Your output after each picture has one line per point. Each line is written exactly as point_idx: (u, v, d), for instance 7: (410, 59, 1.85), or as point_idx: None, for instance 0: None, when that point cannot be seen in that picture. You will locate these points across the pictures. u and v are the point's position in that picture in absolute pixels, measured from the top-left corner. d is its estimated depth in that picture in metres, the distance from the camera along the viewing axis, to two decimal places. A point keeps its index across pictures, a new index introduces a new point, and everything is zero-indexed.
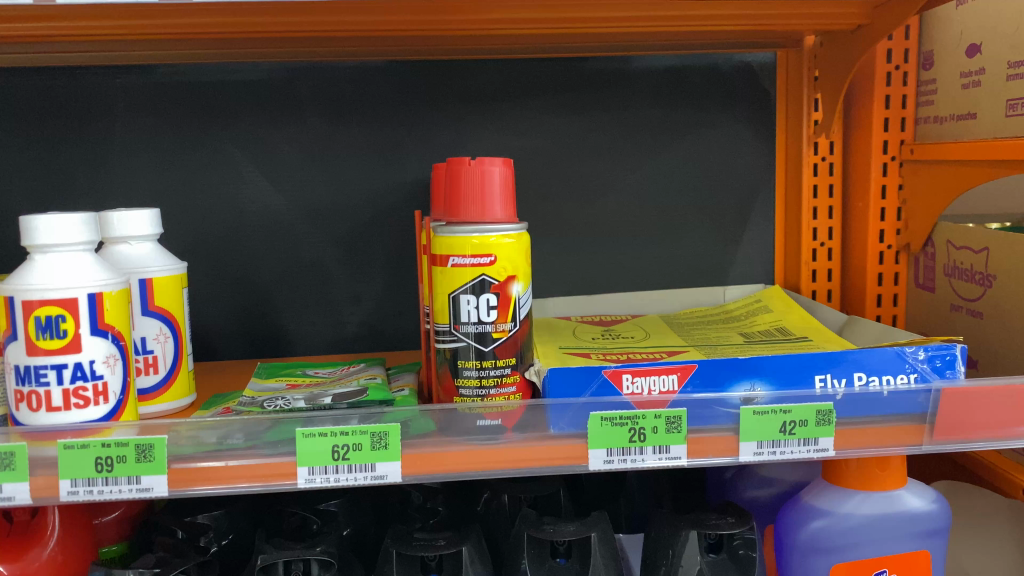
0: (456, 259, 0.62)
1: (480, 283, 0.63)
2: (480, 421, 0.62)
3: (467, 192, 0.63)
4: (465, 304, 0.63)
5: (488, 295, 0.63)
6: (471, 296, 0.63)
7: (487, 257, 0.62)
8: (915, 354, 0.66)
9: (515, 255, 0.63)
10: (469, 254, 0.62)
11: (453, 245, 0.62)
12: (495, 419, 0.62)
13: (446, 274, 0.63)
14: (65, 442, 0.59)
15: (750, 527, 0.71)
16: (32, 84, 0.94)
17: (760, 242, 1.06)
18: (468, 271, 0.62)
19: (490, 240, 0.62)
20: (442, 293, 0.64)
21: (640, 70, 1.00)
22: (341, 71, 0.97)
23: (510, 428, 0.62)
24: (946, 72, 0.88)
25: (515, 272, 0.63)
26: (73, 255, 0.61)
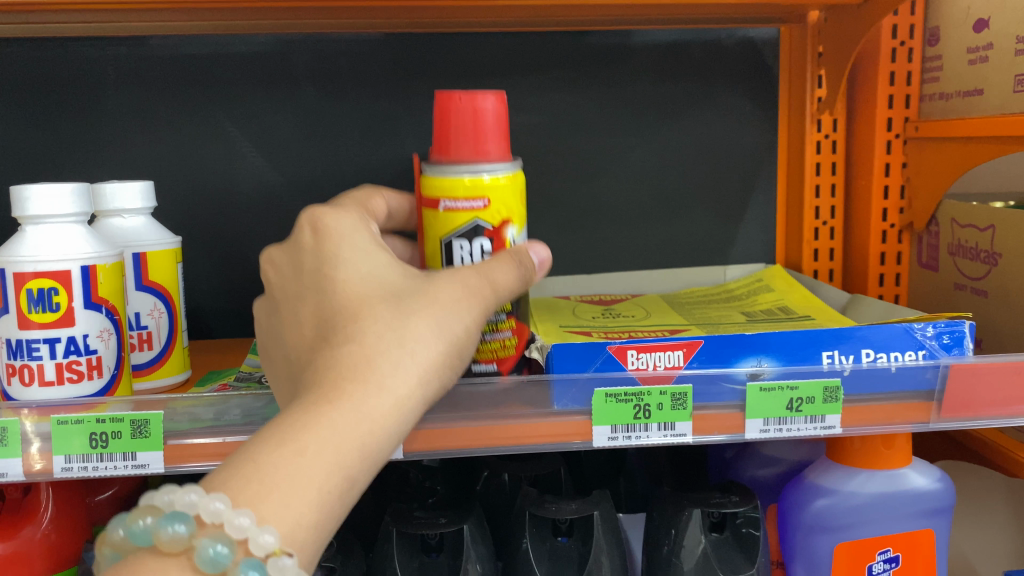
0: (448, 202, 0.58)
1: (473, 227, 0.59)
2: (474, 366, 0.61)
3: (457, 129, 0.57)
4: (458, 250, 0.59)
5: (482, 240, 0.59)
6: (464, 242, 0.59)
7: (481, 200, 0.58)
8: (923, 330, 0.64)
9: (510, 198, 0.59)
10: (462, 198, 0.58)
11: (443, 186, 0.58)
12: (491, 364, 0.61)
13: (436, 219, 0.59)
14: (59, 418, 0.58)
15: (754, 505, 0.71)
16: (21, 55, 0.92)
17: (761, 221, 1.05)
18: (461, 216, 0.58)
19: (483, 181, 0.58)
20: (433, 239, 0.60)
21: (641, 45, 0.98)
22: (337, 44, 0.95)
23: (506, 372, 0.62)
24: (954, 47, 0.86)
25: (511, 216, 0.59)
26: (64, 227, 0.60)
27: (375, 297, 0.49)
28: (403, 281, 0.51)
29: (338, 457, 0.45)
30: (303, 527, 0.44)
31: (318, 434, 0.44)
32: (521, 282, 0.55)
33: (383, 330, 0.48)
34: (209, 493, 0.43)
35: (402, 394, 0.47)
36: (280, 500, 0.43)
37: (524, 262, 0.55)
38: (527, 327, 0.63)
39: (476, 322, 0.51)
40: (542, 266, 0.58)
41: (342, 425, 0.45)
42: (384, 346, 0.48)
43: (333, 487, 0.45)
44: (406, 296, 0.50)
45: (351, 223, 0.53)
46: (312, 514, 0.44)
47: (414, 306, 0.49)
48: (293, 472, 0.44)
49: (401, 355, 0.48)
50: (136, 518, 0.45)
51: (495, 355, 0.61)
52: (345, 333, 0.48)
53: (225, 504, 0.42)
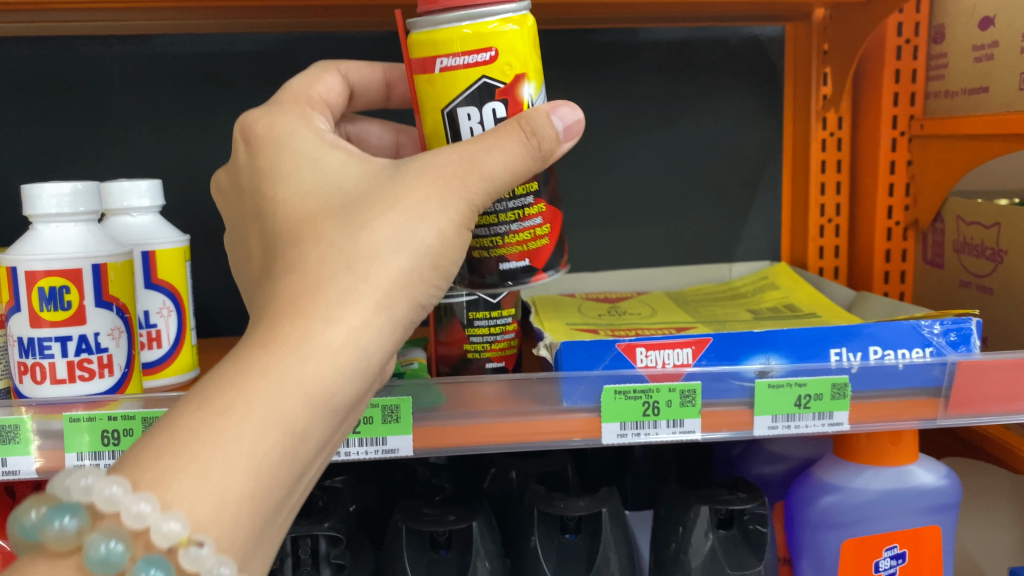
0: (445, 60, 0.51)
1: (480, 88, 0.51)
2: (503, 265, 0.56)
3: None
4: (465, 119, 0.52)
5: (492, 103, 0.52)
6: (471, 108, 0.52)
7: (486, 52, 0.51)
8: (930, 327, 0.65)
9: (522, 45, 0.51)
10: (464, 54, 0.51)
11: (437, 43, 0.51)
12: (521, 260, 0.56)
13: (436, 84, 0.52)
14: (71, 416, 0.58)
15: (762, 502, 0.71)
16: (28, 55, 0.92)
17: (765, 218, 1.05)
18: (464, 75, 0.51)
19: (486, 28, 0.50)
20: (434, 106, 0.53)
21: (646, 44, 0.99)
22: (343, 42, 0.95)
23: (538, 269, 0.57)
24: (959, 45, 0.86)
25: (523, 70, 0.52)
26: (75, 225, 0.60)
27: (326, 212, 0.48)
28: (358, 188, 0.49)
29: (286, 398, 0.43)
30: (244, 482, 0.42)
31: (249, 388, 0.43)
32: (521, 160, 0.50)
33: (333, 250, 0.47)
34: (107, 478, 0.41)
35: (355, 321, 0.46)
36: (210, 457, 0.41)
37: (525, 136, 0.49)
38: (556, 217, 0.58)
39: (446, 225, 0.48)
40: (570, 132, 0.52)
41: (275, 374, 0.44)
42: (331, 268, 0.46)
43: (275, 447, 0.43)
44: (358, 206, 0.48)
45: (297, 138, 0.52)
46: (254, 479, 0.42)
47: (363, 219, 0.47)
48: (221, 428, 0.42)
49: (352, 279, 0.46)
50: (25, 512, 0.42)
51: (524, 249, 0.56)
52: (295, 254, 0.47)
53: (122, 489, 0.41)
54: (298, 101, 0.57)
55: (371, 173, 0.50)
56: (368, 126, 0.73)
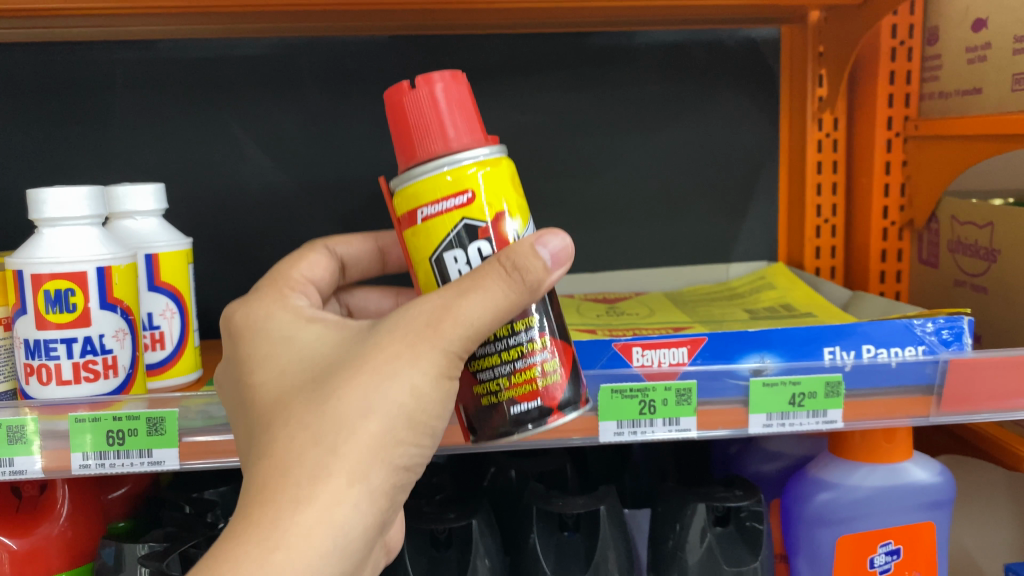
0: (427, 209, 0.49)
1: (463, 230, 0.49)
2: (513, 409, 0.51)
3: (416, 126, 0.49)
4: (453, 264, 0.50)
5: (477, 244, 0.50)
6: (457, 252, 0.50)
7: (464, 195, 0.49)
8: (923, 326, 0.65)
9: (501, 183, 0.50)
10: (442, 198, 0.49)
11: (418, 192, 0.50)
12: (533, 401, 0.51)
13: (420, 234, 0.50)
14: (76, 416, 0.60)
15: (758, 499, 0.72)
16: (32, 60, 0.93)
17: (763, 219, 1.06)
18: (445, 220, 0.49)
19: (464, 173, 0.49)
20: (421, 257, 0.51)
21: (643, 46, 1.00)
22: (342, 46, 0.96)
23: (555, 408, 0.51)
24: (953, 47, 0.87)
25: (505, 206, 0.50)
26: (80, 228, 0.61)
27: (295, 390, 0.47)
28: (328, 358, 0.48)
29: None
30: None
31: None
32: (507, 298, 0.46)
33: (301, 428, 0.45)
34: None
35: (327, 498, 0.44)
36: None
37: (510, 273, 0.46)
38: (566, 346, 0.52)
39: (420, 381, 0.46)
40: (558, 260, 0.48)
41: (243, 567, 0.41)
42: (298, 447, 0.45)
43: None
44: (326, 377, 0.46)
45: (271, 318, 0.52)
46: None
47: (331, 389, 0.46)
48: None
49: (320, 453, 0.44)
50: None
51: (533, 389, 0.51)
52: (266, 438, 0.46)
53: None
54: (278, 281, 0.58)
55: (345, 337, 0.49)
56: (366, 294, 0.75)
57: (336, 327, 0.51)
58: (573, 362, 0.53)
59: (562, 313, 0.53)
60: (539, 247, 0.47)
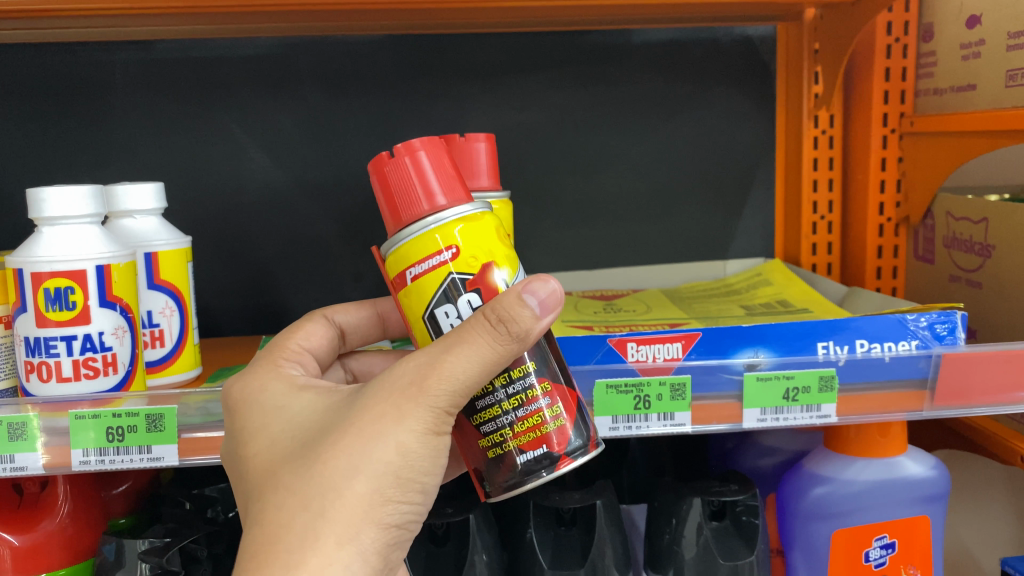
0: (415, 269, 0.49)
1: (452, 285, 0.49)
2: (520, 458, 0.50)
3: (397, 193, 0.49)
4: (445, 319, 0.50)
5: (468, 295, 0.49)
6: (449, 307, 0.49)
7: (450, 250, 0.48)
8: (917, 320, 0.65)
9: (486, 237, 0.49)
10: (429, 254, 0.49)
11: (404, 253, 0.49)
12: (539, 449, 0.50)
13: (411, 294, 0.50)
14: (77, 413, 0.60)
15: (753, 494, 0.73)
16: (32, 60, 0.94)
17: (759, 216, 1.06)
18: (434, 278, 0.49)
19: (447, 230, 0.48)
20: (415, 317, 0.51)
21: (641, 44, 1.00)
22: (341, 46, 0.97)
23: (563, 455, 0.50)
24: (947, 44, 0.88)
25: (491, 257, 0.49)
26: (80, 227, 0.62)
27: (285, 455, 0.48)
28: (317, 423, 0.49)
29: None
30: None
31: None
32: (492, 352, 0.46)
33: (290, 493, 0.46)
34: None
35: (317, 562, 0.44)
36: None
37: (495, 327, 0.46)
38: (571, 392, 0.52)
39: (405, 440, 0.47)
40: (548, 305, 0.47)
41: None
42: (288, 513, 0.46)
43: None
44: (315, 442, 0.48)
45: (266, 388, 0.54)
46: None
47: (318, 452, 0.47)
48: None
49: (309, 518, 0.45)
50: None
51: (540, 436, 0.50)
52: (258, 507, 0.47)
53: None
54: (275, 351, 0.60)
55: (335, 402, 0.50)
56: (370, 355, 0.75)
57: (326, 392, 0.52)
58: (579, 408, 0.52)
59: (563, 359, 0.53)
60: (525, 295, 0.46)
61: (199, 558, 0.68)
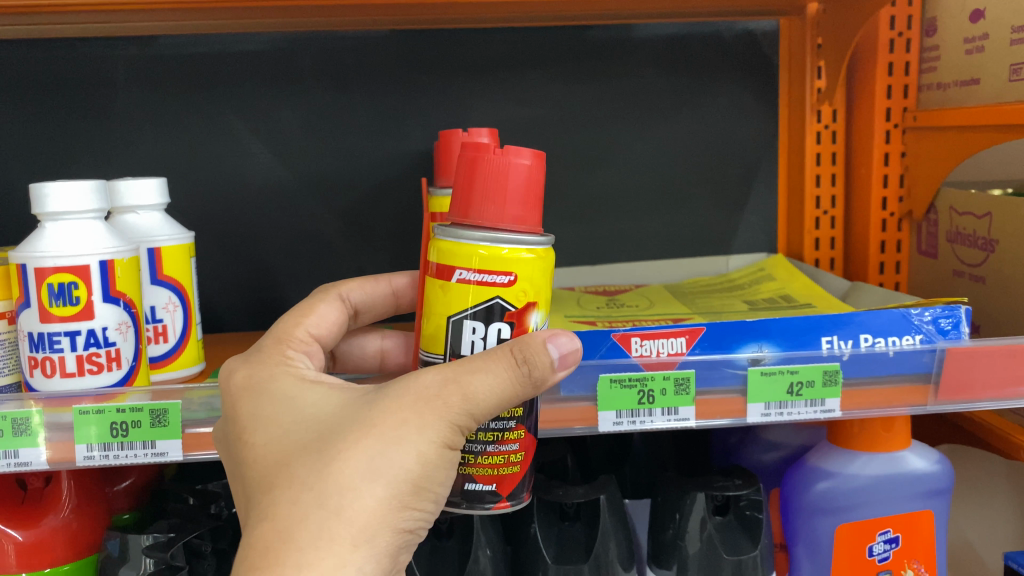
0: (462, 272, 0.50)
1: (491, 307, 0.50)
2: (469, 485, 0.53)
3: (482, 189, 0.49)
4: (469, 332, 0.51)
5: (499, 324, 0.51)
6: (477, 323, 0.51)
7: (505, 275, 0.49)
8: (920, 315, 0.66)
9: (541, 276, 0.50)
10: (481, 270, 0.49)
11: (459, 254, 0.50)
12: (488, 484, 0.53)
13: (447, 291, 0.51)
14: (80, 408, 0.60)
15: (757, 489, 0.73)
16: (34, 56, 0.94)
17: (762, 212, 1.06)
18: (478, 292, 0.50)
19: (510, 254, 0.49)
20: (438, 314, 0.52)
21: (643, 39, 1.00)
22: (343, 41, 0.97)
23: (504, 498, 0.53)
24: (951, 38, 0.88)
25: (536, 298, 0.51)
26: (83, 223, 0.62)
27: (299, 449, 0.48)
28: (331, 419, 0.49)
29: None
30: None
31: None
32: (512, 386, 0.48)
33: (306, 489, 0.46)
34: None
35: (331, 561, 0.44)
36: None
37: (519, 363, 0.48)
38: (534, 445, 0.55)
39: (424, 450, 0.47)
40: (567, 360, 0.49)
41: None
42: (302, 510, 0.45)
43: None
44: (330, 439, 0.48)
45: (277, 379, 0.53)
46: None
47: (336, 451, 0.47)
48: None
49: (324, 516, 0.45)
50: None
51: (495, 474, 0.53)
52: (269, 500, 0.47)
53: None
54: (283, 338, 0.60)
55: (347, 399, 0.50)
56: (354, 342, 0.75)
57: (337, 388, 0.52)
58: (532, 461, 0.55)
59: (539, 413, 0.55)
60: (549, 343, 0.48)
61: (203, 554, 0.69)
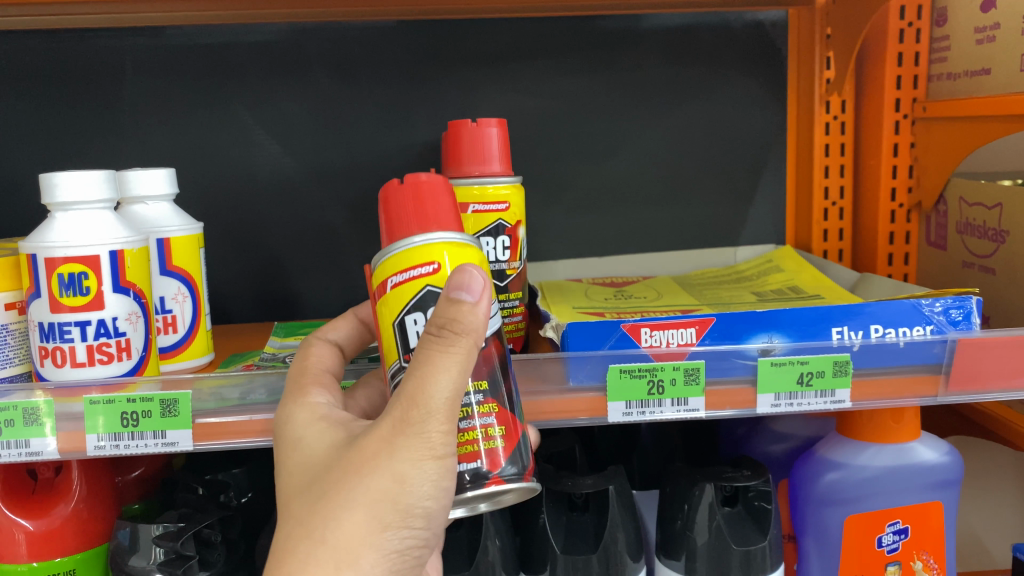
0: (394, 276, 0.51)
1: (424, 296, 0.50)
2: (456, 467, 0.50)
3: (395, 216, 0.52)
4: (412, 326, 0.51)
5: None
6: (417, 316, 0.51)
7: (430, 265, 0.50)
8: (931, 305, 0.64)
9: (467, 262, 0.51)
10: (409, 268, 0.51)
11: (388, 263, 0.51)
12: (473, 462, 0.50)
13: (388, 303, 0.52)
14: (90, 398, 0.60)
15: (766, 479, 0.73)
16: (42, 47, 0.94)
17: (770, 203, 1.06)
18: (410, 288, 0.51)
19: (430, 249, 0.50)
20: (387, 322, 0.52)
21: (651, 29, 0.99)
22: (350, 31, 0.96)
23: (494, 474, 0.50)
24: (961, 27, 0.87)
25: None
26: (93, 213, 0.62)
27: (294, 489, 0.50)
28: (324, 457, 0.50)
29: None
30: None
31: None
32: (451, 366, 0.47)
33: (295, 525, 0.48)
34: None
35: None
36: None
37: (443, 334, 0.47)
38: (514, 420, 0.53)
39: (400, 469, 0.47)
40: (476, 288, 0.47)
41: None
42: (294, 542, 0.47)
43: None
44: (323, 476, 0.48)
45: (284, 419, 0.54)
46: None
47: (322, 488, 0.48)
48: None
49: (312, 545, 0.46)
50: None
51: (476, 449, 0.51)
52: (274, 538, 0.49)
53: None
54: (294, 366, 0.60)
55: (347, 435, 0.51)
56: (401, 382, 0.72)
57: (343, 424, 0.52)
58: (519, 439, 0.53)
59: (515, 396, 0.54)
60: (456, 293, 0.47)
61: (212, 543, 0.68)
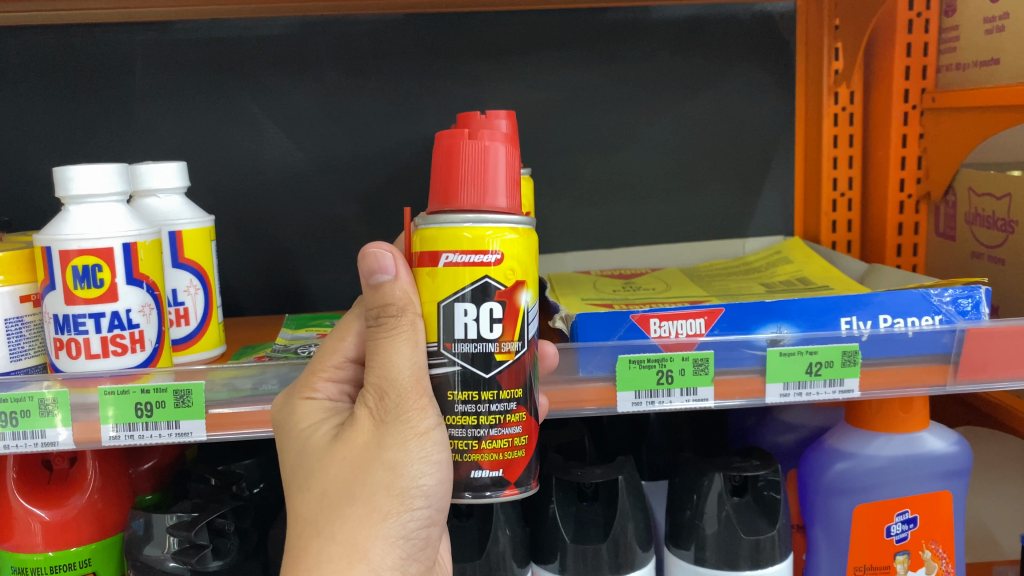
0: (451, 256, 0.49)
1: (481, 287, 0.49)
2: (475, 472, 0.51)
3: (464, 175, 0.49)
4: (461, 315, 0.50)
5: (491, 303, 0.50)
6: (469, 304, 0.50)
7: (494, 254, 0.49)
8: (940, 295, 0.65)
9: (527, 256, 0.50)
10: (466, 250, 0.49)
11: (443, 238, 0.49)
12: (494, 470, 0.52)
13: (434, 277, 0.50)
14: (105, 389, 0.61)
15: (775, 468, 0.74)
16: (53, 42, 0.95)
17: (779, 195, 1.06)
18: (466, 272, 0.49)
19: (496, 235, 0.49)
20: (428, 301, 0.50)
21: (659, 21, 0.99)
22: (358, 24, 0.97)
23: (511, 482, 0.52)
24: (970, 17, 0.87)
25: (525, 277, 0.50)
26: (107, 206, 0.63)
27: (295, 483, 0.53)
28: (314, 449, 0.53)
29: None
30: None
31: None
32: (403, 350, 0.50)
33: (303, 524, 0.51)
34: None
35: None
36: None
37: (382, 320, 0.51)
38: (537, 428, 0.54)
39: (389, 456, 0.50)
40: (388, 266, 0.50)
41: None
42: (304, 538, 0.50)
43: None
44: (324, 469, 0.51)
45: (284, 408, 0.56)
46: None
47: (319, 484, 0.51)
48: None
49: (321, 541, 0.50)
50: None
51: (500, 459, 0.52)
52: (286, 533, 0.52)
53: None
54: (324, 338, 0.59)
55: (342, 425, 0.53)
56: None
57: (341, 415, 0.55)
58: (535, 449, 0.54)
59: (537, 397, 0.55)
60: (375, 275, 0.50)
61: (226, 533, 0.69)
